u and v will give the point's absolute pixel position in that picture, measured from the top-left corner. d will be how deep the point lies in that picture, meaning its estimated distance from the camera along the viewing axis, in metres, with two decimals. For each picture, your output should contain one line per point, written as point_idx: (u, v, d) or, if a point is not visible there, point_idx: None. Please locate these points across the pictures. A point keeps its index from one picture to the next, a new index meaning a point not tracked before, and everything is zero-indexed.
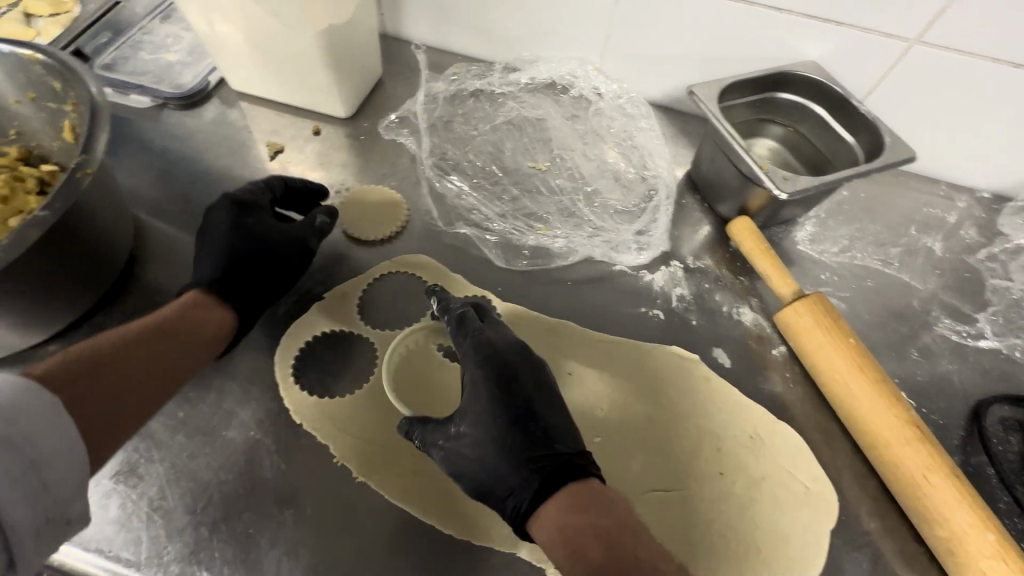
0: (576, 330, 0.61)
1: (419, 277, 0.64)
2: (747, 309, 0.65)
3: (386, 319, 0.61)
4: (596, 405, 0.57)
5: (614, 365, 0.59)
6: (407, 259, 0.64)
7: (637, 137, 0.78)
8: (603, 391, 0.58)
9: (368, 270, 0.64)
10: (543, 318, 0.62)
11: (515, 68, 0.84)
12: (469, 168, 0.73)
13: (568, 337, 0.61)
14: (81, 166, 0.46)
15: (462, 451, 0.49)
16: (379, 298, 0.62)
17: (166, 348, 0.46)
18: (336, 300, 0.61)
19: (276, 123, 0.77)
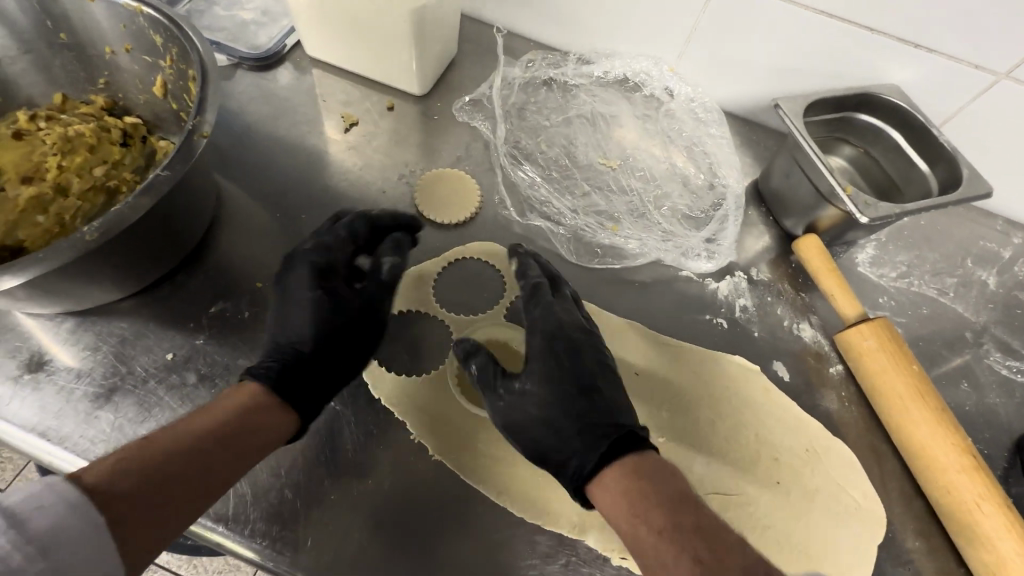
0: (643, 331, 0.63)
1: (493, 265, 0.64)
2: (808, 326, 0.66)
3: (461, 304, 0.62)
4: (660, 408, 0.60)
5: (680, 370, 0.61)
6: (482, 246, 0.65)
7: (707, 143, 0.78)
8: (670, 394, 0.60)
9: (444, 253, 0.64)
10: (613, 317, 0.64)
11: (589, 59, 0.83)
12: (542, 159, 0.73)
13: (636, 339, 0.63)
14: (196, 129, 0.47)
15: (518, 412, 0.52)
16: (453, 282, 0.63)
17: (230, 433, 0.43)
18: (414, 282, 0.62)
19: (349, 94, 0.76)
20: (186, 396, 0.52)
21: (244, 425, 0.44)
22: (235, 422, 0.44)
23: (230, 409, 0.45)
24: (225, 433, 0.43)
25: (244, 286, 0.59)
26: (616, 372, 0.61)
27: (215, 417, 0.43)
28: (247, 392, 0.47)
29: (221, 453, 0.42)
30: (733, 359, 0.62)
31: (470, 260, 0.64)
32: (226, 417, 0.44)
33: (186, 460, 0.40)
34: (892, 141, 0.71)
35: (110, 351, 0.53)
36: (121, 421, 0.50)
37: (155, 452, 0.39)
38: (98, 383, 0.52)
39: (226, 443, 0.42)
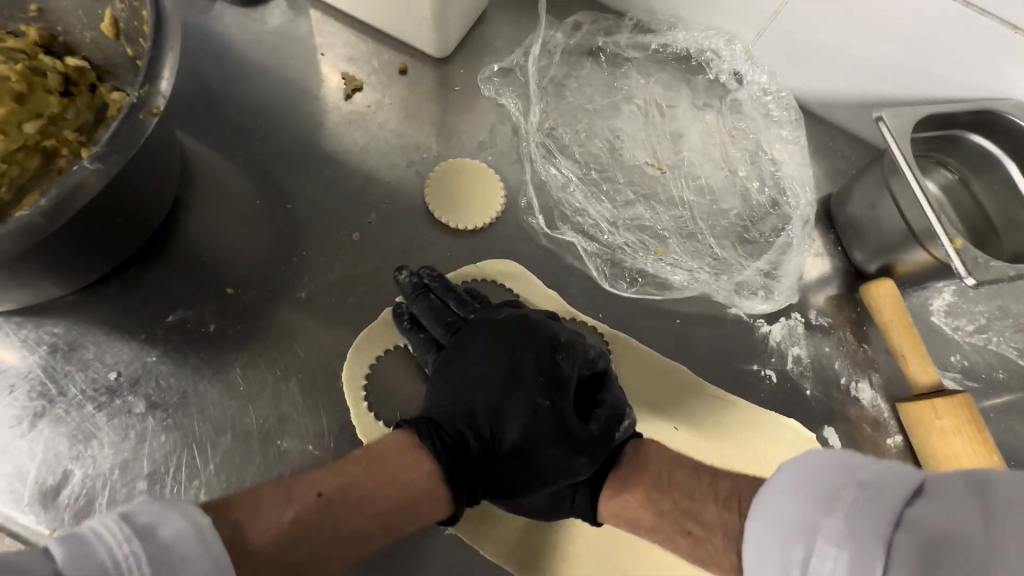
0: (685, 378, 0.55)
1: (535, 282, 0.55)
2: (867, 385, 0.57)
3: None
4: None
5: (723, 432, 0.54)
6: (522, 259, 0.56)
7: (776, 149, 0.66)
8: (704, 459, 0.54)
9: (460, 267, 0.54)
10: (652, 355, 0.55)
11: (647, 27, 0.68)
12: (580, 153, 0.61)
13: (677, 383, 0.55)
14: (146, 104, 0.36)
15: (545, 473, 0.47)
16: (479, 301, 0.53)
17: (384, 507, 0.38)
18: None
19: (351, 46, 0.62)
20: (134, 428, 0.43)
21: (403, 495, 0.39)
22: (400, 486, 0.39)
23: (392, 467, 0.39)
24: (382, 502, 0.38)
25: (211, 291, 0.48)
26: (653, 421, 0.54)
27: (382, 477, 0.38)
28: (409, 442, 0.41)
29: (369, 520, 0.38)
30: (784, 423, 0.54)
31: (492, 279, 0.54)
32: (394, 480, 0.39)
33: (337, 522, 0.36)
34: (1004, 172, 0.59)
35: (44, 363, 0.44)
36: (56, 453, 0.42)
37: (310, 508, 0.35)
38: (29, 403, 0.43)
39: (376, 511, 0.38)
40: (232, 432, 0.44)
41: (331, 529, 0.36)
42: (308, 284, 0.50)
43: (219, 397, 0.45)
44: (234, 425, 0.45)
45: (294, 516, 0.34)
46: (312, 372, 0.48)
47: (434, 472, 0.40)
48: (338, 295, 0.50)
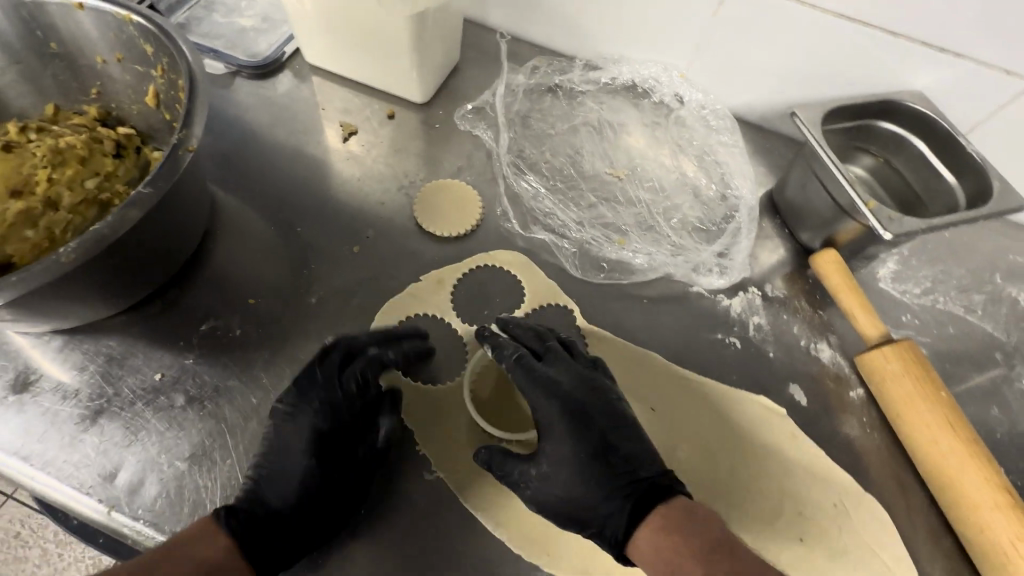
0: (658, 364, 0.60)
1: (514, 274, 0.63)
2: (825, 346, 0.63)
3: (474, 314, 0.60)
4: (679, 445, 0.57)
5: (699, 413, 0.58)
6: (500, 254, 0.63)
7: (719, 153, 0.75)
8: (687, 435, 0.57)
9: (457, 263, 0.63)
10: (624, 345, 0.61)
11: (596, 65, 0.80)
12: (547, 169, 0.71)
13: (656, 371, 0.60)
14: (183, 142, 0.45)
15: (546, 487, 0.49)
16: (470, 291, 0.61)
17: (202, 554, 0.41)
18: (432, 286, 0.61)
19: (349, 103, 0.74)
20: (173, 420, 0.50)
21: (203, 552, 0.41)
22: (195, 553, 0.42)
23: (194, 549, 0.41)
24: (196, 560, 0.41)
25: (236, 303, 0.57)
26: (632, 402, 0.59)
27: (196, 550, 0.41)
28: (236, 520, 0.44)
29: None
30: (758, 399, 0.58)
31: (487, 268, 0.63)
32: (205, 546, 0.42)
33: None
34: (915, 150, 0.68)
35: (97, 372, 0.52)
36: (107, 445, 0.48)
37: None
38: (85, 405, 0.50)
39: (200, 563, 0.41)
40: (257, 418, 0.51)
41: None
42: (317, 291, 0.59)
43: (244, 389, 0.52)
44: (259, 411, 0.51)
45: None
46: None
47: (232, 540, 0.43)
48: (344, 298, 0.59)
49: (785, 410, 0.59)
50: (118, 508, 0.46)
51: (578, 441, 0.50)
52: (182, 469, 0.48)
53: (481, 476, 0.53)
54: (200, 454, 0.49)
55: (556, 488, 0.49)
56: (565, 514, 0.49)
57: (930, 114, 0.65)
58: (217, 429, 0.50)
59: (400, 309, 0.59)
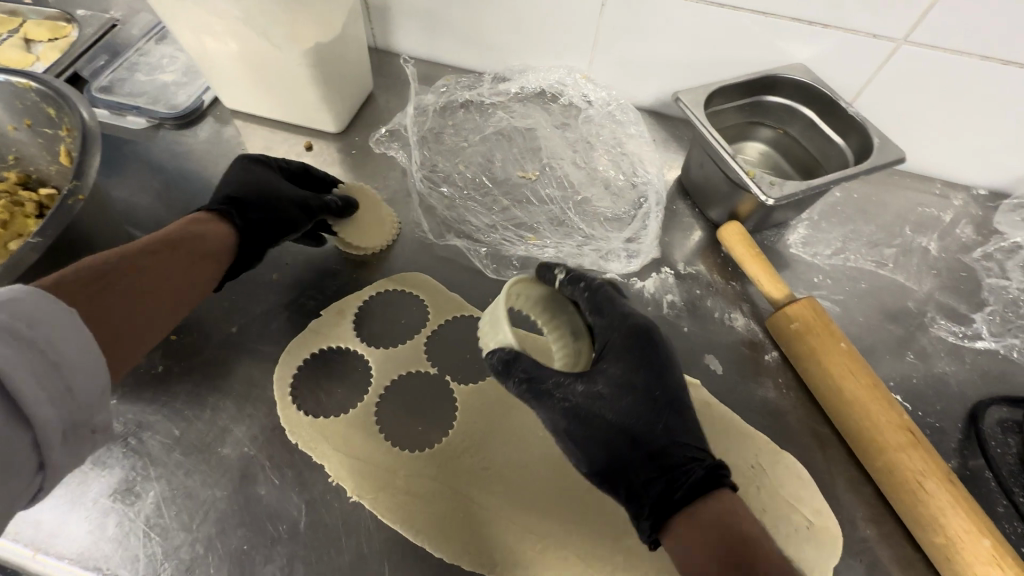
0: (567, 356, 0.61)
1: (417, 294, 0.64)
2: (739, 314, 0.65)
3: (380, 336, 0.61)
4: None
5: None
6: (406, 276, 0.65)
7: (626, 144, 0.78)
8: None
9: (371, 282, 0.65)
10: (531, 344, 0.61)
11: (504, 77, 0.84)
12: (460, 180, 0.74)
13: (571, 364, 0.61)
14: (72, 192, 0.48)
15: (600, 406, 0.49)
16: (375, 314, 0.62)
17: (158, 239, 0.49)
18: (333, 318, 0.62)
19: (269, 140, 0.78)
20: (98, 457, 0.52)
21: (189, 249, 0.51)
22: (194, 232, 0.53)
23: (174, 237, 0.50)
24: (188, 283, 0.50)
25: None
26: None
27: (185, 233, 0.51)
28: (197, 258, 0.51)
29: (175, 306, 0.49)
30: None
31: (391, 291, 0.64)
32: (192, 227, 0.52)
33: (141, 277, 0.46)
34: (805, 117, 0.72)
35: None
36: None
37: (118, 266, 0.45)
38: None
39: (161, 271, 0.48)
40: (180, 447, 0.53)
41: (151, 285, 0.47)
42: (238, 319, 0.61)
43: (169, 421, 0.54)
44: (181, 441, 0.53)
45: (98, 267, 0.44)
46: (247, 390, 0.56)
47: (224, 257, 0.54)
48: (266, 324, 0.61)
49: (700, 378, 0.61)
50: (43, 549, 0.47)
51: (641, 366, 0.51)
52: (107, 504, 0.50)
53: (397, 479, 0.53)
54: (124, 488, 0.50)
55: (610, 408, 0.49)
56: (615, 433, 0.48)
57: (811, 83, 0.69)
58: (141, 462, 0.52)
59: (294, 348, 0.59)
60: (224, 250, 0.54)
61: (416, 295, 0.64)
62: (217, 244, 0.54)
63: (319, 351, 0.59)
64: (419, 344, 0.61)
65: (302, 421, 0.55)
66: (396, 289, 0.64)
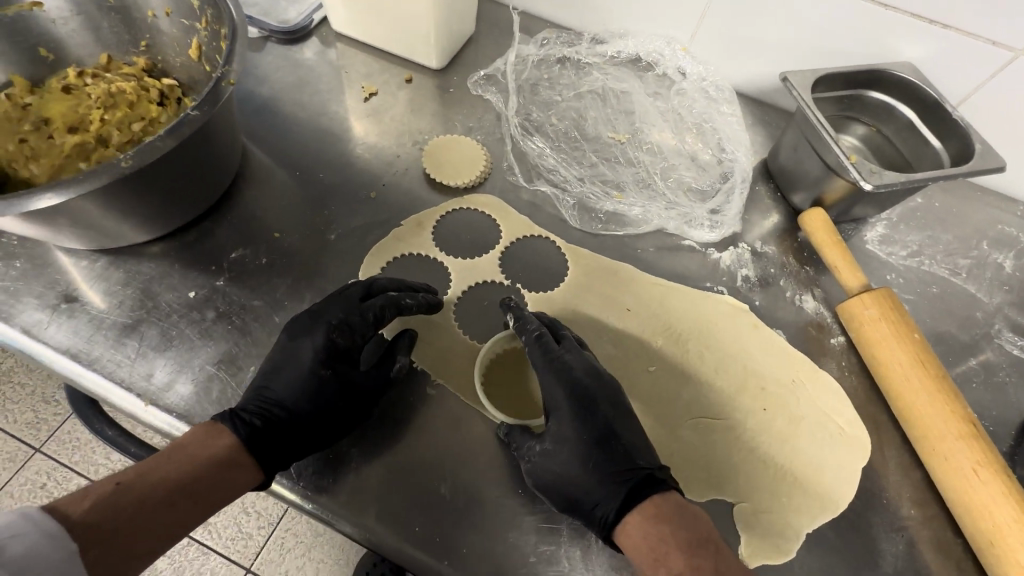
0: (642, 274, 0.65)
1: (489, 215, 0.67)
2: (810, 297, 0.66)
3: (454, 249, 0.65)
4: (653, 343, 0.61)
5: (681, 314, 0.63)
6: (480, 198, 0.68)
7: (716, 121, 0.79)
8: (669, 338, 0.62)
9: (448, 200, 0.68)
10: (607, 262, 0.65)
11: (603, 39, 0.85)
12: (552, 131, 0.75)
13: (643, 284, 0.64)
14: (226, 75, 0.51)
15: (547, 466, 0.50)
16: (452, 230, 0.66)
17: (173, 473, 0.43)
18: (413, 228, 0.65)
19: (370, 67, 0.80)
20: (206, 329, 0.56)
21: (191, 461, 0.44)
22: (214, 448, 0.46)
23: (178, 445, 0.45)
24: (206, 483, 0.44)
25: (264, 235, 0.62)
26: (612, 305, 0.63)
27: (212, 451, 0.46)
28: (223, 465, 0.46)
29: (188, 524, 0.43)
30: (737, 304, 0.64)
31: (468, 211, 0.67)
32: (215, 448, 0.46)
33: (144, 507, 0.40)
34: (904, 119, 0.72)
35: (138, 288, 0.57)
36: (145, 348, 0.54)
37: (112, 495, 0.40)
38: (126, 315, 0.56)
39: (171, 500, 0.42)
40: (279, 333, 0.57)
41: (150, 507, 0.41)
42: (336, 229, 0.64)
43: (269, 309, 0.58)
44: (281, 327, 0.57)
45: (95, 502, 0.39)
46: None
47: (233, 445, 0.47)
48: (362, 237, 0.64)
49: (769, 332, 0.63)
50: (153, 403, 0.52)
51: (580, 425, 0.52)
52: (211, 372, 0.54)
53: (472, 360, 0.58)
54: (228, 360, 0.54)
55: (556, 464, 0.50)
56: (559, 492, 0.49)
57: (920, 83, 0.68)
58: (244, 341, 0.56)
59: (377, 252, 0.63)
60: (252, 469, 0.47)
61: (489, 216, 0.67)
62: (247, 470, 0.47)
63: (398, 256, 0.63)
64: (494, 258, 0.64)
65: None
66: (470, 210, 0.68)
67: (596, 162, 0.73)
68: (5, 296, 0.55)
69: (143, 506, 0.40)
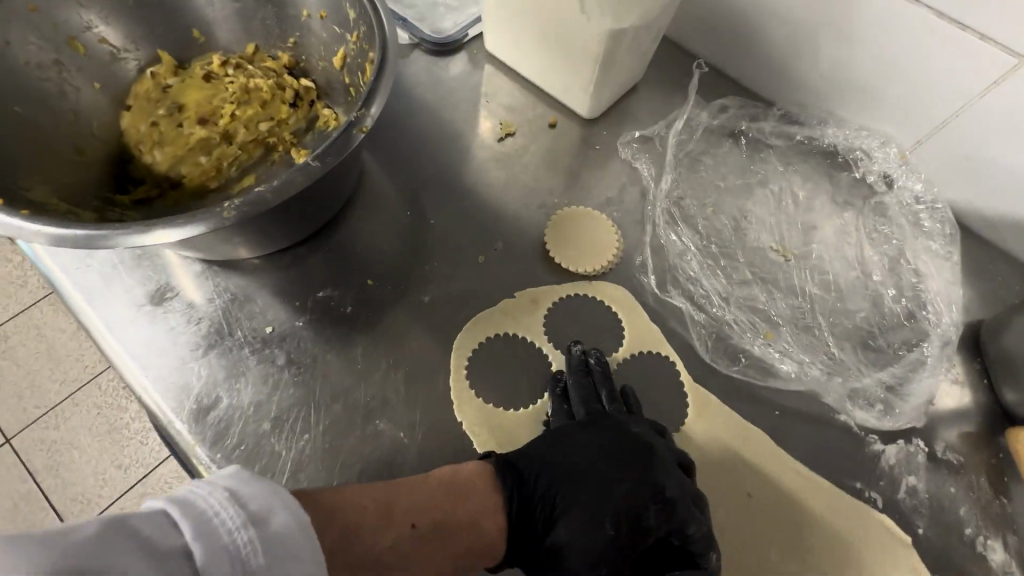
0: (773, 449, 0.51)
1: (612, 312, 0.57)
2: (999, 546, 0.49)
3: (564, 344, 0.55)
4: (766, 546, 0.49)
5: (809, 520, 0.49)
6: (606, 289, 0.57)
7: (921, 261, 0.61)
8: (787, 546, 0.49)
9: (571, 282, 0.58)
10: (733, 419, 0.52)
11: (796, 120, 0.68)
12: (704, 226, 0.62)
13: (768, 462, 0.51)
14: (359, 122, 0.44)
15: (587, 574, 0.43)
16: (566, 320, 0.56)
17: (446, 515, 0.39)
18: (525, 307, 0.56)
19: (514, 100, 0.71)
20: (271, 375, 0.51)
21: (481, 536, 0.41)
22: (476, 500, 0.42)
23: (470, 503, 0.42)
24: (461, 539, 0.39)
25: (356, 278, 0.57)
26: (724, 477, 0.51)
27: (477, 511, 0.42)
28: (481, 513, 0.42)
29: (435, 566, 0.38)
30: (892, 530, 0.49)
31: (590, 302, 0.57)
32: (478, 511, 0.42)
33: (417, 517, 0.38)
34: None
35: (220, 307, 0.54)
36: (207, 381, 0.50)
37: (406, 538, 0.37)
38: (201, 336, 0.52)
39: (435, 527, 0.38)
40: (342, 401, 0.51)
41: (427, 556, 0.37)
42: (431, 290, 0.57)
43: (339, 369, 0.52)
44: (346, 395, 0.51)
45: (394, 539, 0.36)
46: (417, 370, 0.53)
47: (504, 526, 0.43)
48: (457, 307, 0.56)
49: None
50: (202, 444, 0.48)
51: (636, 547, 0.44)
52: (263, 429, 0.49)
53: None
54: (283, 419, 0.49)
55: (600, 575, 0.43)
56: None
57: None
58: (305, 401, 0.50)
59: (481, 325, 0.55)
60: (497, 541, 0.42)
61: (612, 315, 0.57)
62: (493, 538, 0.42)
63: (500, 335, 0.55)
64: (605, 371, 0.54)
65: (472, 403, 0.52)
66: (592, 299, 0.57)
67: (749, 281, 0.59)
68: (99, 282, 0.54)
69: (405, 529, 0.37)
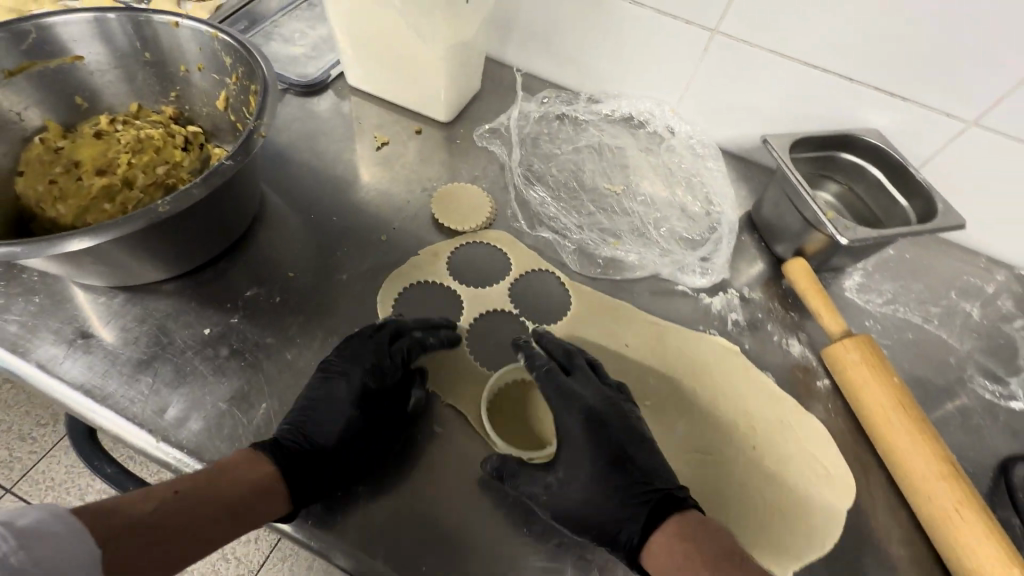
0: (632, 310, 0.69)
1: (499, 249, 0.72)
2: (796, 342, 0.70)
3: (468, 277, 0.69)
4: (647, 376, 0.65)
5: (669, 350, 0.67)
6: (489, 233, 0.73)
7: (704, 176, 0.85)
8: (661, 371, 0.65)
9: (461, 235, 0.73)
10: (602, 298, 0.69)
11: (597, 99, 0.91)
12: (552, 182, 0.81)
13: (631, 318, 0.68)
14: (258, 128, 0.55)
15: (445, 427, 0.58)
16: (465, 262, 0.70)
17: (211, 488, 0.44)
18: (430, 258, 0.69)
19: (382, 119, 0.85)
20: (218, 366, 0.57)
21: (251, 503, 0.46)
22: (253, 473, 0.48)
23: (240, 475, 0.47)
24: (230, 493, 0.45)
25: (278, 276, 0.65)
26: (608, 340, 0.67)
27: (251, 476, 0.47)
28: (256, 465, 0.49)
29: (219, 531, 0.43)
30: (724, 341, 0.68)
31: (479, 245, 0.72)
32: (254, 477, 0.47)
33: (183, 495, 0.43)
34: (874, 178, 0.79)
35: (153, 324, 0.59)
36: (157, 385, 0.55)
37: (166, 502, 0.42)
38: (142, 351, 0.57)
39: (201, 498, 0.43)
40: (292, 370, 0.58)
41: (193, 518, 0.42)
42: (348, 270, 0.67)
43: (281, 347, 0.60)
44: (293, 364, 0.59)
45: (154, 503, 0.41)
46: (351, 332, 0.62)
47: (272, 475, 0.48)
48: (374, 278, 0.67)
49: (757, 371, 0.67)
50: (165, 438, 0.52)
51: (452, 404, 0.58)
52: (223, 409, 0.55)
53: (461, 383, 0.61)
54: (240, 396, 0.56)
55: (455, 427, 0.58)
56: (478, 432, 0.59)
57: (885, 148, 0.76)
58: (257, 378, 0.57)
59: (398, 276, 0.67)
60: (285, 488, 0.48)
61: (500, 252, 0.72)
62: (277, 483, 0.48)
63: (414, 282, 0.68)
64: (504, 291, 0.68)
65: None
66: (480, 244, 0.72)
67: (593, 212, 0.78)
68: (21, 331, 0.57)
69: (170, 507, 0.42)
